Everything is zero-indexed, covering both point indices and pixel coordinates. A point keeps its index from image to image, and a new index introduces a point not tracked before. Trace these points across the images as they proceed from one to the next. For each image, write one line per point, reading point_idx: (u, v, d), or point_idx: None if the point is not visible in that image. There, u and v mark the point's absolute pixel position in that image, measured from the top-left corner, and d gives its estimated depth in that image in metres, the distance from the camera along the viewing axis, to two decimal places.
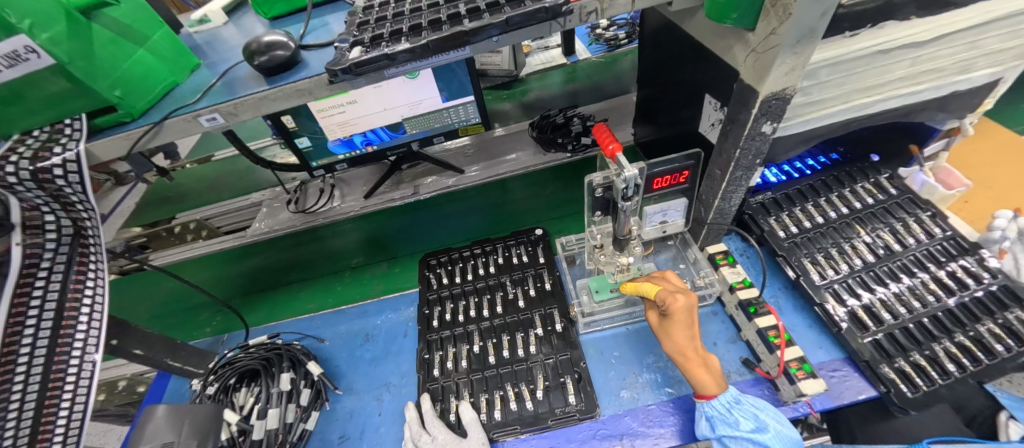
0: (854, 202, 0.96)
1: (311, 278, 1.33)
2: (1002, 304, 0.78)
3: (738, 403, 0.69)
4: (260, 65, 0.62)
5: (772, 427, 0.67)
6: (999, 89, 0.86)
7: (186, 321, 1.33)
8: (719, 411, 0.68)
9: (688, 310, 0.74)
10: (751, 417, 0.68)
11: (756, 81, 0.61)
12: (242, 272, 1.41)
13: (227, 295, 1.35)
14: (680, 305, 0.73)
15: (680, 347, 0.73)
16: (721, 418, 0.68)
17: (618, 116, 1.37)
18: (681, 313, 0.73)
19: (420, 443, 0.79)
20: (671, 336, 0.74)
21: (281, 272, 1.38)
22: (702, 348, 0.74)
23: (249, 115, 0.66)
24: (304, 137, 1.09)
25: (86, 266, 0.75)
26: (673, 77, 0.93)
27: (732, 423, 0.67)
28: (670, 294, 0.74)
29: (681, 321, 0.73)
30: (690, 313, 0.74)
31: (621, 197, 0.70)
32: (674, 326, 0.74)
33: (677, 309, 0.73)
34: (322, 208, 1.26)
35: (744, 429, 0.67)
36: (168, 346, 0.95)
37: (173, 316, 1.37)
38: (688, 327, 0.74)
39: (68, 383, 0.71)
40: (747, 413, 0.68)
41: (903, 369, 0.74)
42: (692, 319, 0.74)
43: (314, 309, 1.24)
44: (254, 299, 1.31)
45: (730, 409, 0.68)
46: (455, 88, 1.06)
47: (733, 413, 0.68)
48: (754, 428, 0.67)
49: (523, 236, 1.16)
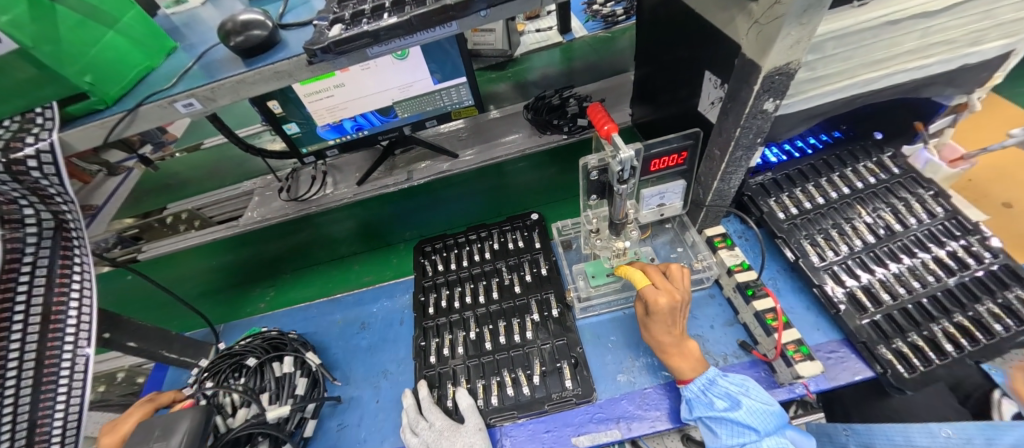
0: (855, 182, 0.94)
1: (355, 253, 1.34)
2: (1003, 283, 0.77)
3: (712, 384, 0.70)
4: (236, 46, 0.59)
5: (745, 403, 0.67)
6: (1012, 61, 0.83)
7: (234, 300, 1.31)
8: (695, 394, 0.70)
9: (671, 310, 0.72)
10: (725, 396, 0.69)
11: (757, 55, 0.58)
12: (275, 255, 1.38)
13: (276, 268, 1.35)
14: (662, 307, 0.71)
15: (658, 339, 0.75)
16: (698, 401, 0.70)
17: (615, 95, 1.34)
18: (663, 314, 0.72)
19: (418, 429, 0.79)
20: (652, 333, 0.75)
21: (325, 248, 1.37)
22: (682, 338, 0.74)
23: (228, 100, 0.63)
24: (292, 123, 1.06)
25: (70, 260, 0.73)
26: (673, 54, 0.90)
27: (706, 404, 0.69)
28: (652, 295, 0.72)
29: (662, 321, 0.73)
30: (674, 313, 0.72)
31: (617, 180, 0.68)
32: (654, 325, 0.74)
33: (659, 311, 0.71)
34: (315, 196, 1.24)
35: (718, 408, 0.68)
36: (163, 338, 0.95)
37: (219, 293, 1.35)
38: (670, 326, 0.73)
39: (62, 377, 0.71)
40: (721, 392, 0.69)
41: (901, 350, 0.74)
42: (675, 319, 0.72)
43: (371, 280, 1.26)
44: (308, 273, 1.32)
45: (705, 391, 0.70)
46: (448, 70, 1.02)
47: (708, 395, 0.70)
48: (727, 407, 0.68)
49: (519, 220, 1.14)
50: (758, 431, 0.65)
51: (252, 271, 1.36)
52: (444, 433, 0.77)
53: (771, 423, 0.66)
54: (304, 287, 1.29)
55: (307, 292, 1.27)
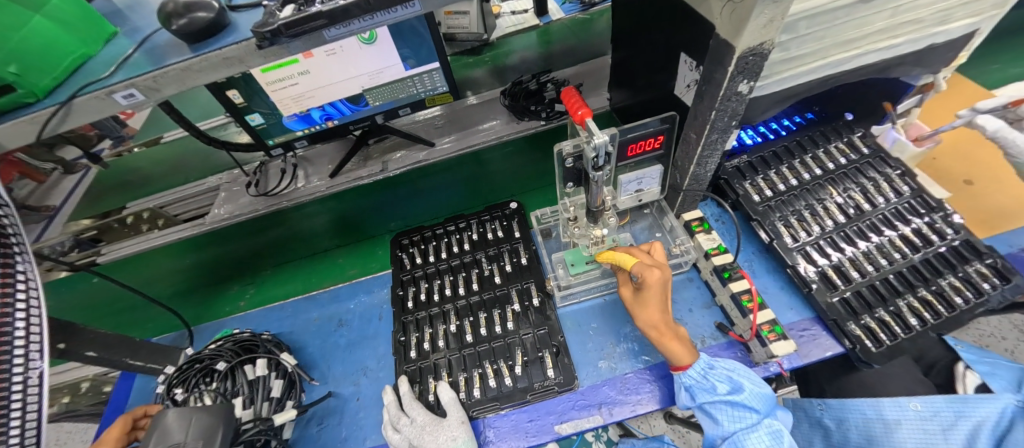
0: (827, 163, 0.95)
1: (336, 246, 1.35)
2: (964, 257, 0.80)
3: (711, 368, 0.69)
4: (178, 30, 0.54)
5: (748, 386, 0.67)
6: (975, 41, 0.85)
7: (214, 299, 1.30)
8: (696, 380, 0.69)
9: (663, 285, 0.73)
10: (726, 379, 0.69)
11: (732, 35, 0.57)
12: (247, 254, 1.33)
13: (253, 267, 1.33)
14: (656, 280, 0.72)
15: (652, 324, 0.73)
16: (699, 387, 0.69)
17: (593, 80, 1.33)
18: (658, 288, 0.72)
19: (399, 426, 0.78)
20: (647, 315, 0.73)
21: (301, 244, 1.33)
22: (672, 321, 0.74)
23: (174, 90, 0.58)
24: (256, 113, 1.00)
25: (13, 265, 0.65)
26: (649, 36, 0.88)
27: (709, 389, 0.68)
28: (645, 268, 0.72)
29: (657, 297, 0.72)
30: (665, 287, 0.73)
31: (592, 166, 0.66)
32: (650, 303, 0.72)
33: (653, 283, 0.72)
34: (286, 190, 1.19)
35: (720, 393, 0.68)
36: (126, 345, 0.91)
37: (194, 293, 1.32)
38: (663, 304, 0.73)
39: (14, 391, 0.61)
40: (721, 376, 0.69)
41: (868, 326, 0.76)
42: (667, 294, 0.73)
43: (356, 273, 1.27)
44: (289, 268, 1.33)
45: (706, 376, 0.69)
46: (422, 55, 0.98)
47: (709, 380, 0.69)
48: (730, 390, 0.68)
49: (498, 210, 1.12)
50: (759, 413, 0.67)
51: (225, 270, 1.32)
52: (426, 428, 0.76)
53: (767, 404, 0.68)
54: (286, 284, 1.30)
55: (290, 288, 1.28)
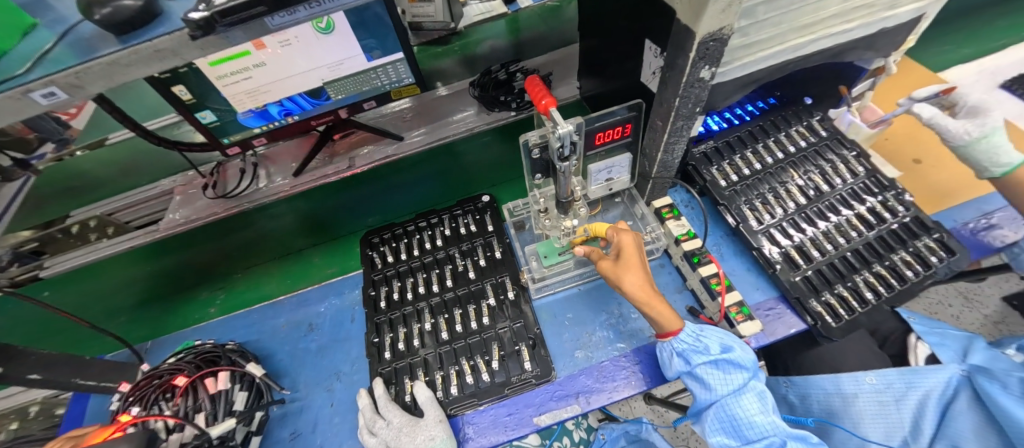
0: (788, 146, 0.98)
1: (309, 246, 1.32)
2: (914, 233, 0.84)
3: (702, 330, 0.72)
4: (101, 20, 0.49)
5: (738, 345, 0.70)
6: (922, 25, 0.89)
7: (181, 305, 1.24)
8: (688, 343, 0.70)
9: (638, 248, 0.77)
10: (717, 340, 0.71)
11: (692, 20, 0.57)
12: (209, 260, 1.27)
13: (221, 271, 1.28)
14: (631, 242, 0.77)
15: (639, 288, 0.73)
16: (692, 350, 0.70)
17: (562, 69, 1.32)
18: (635, 249, 0.76)
19: (375, 429, 0.76)
20: (632, 278, 0.74)
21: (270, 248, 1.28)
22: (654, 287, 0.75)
23: (100, 86, 0.54)
24: (207, 110, 0.94)
25: None
26: (615, 24, 0.87)
27: (702, 350, 0.70)
28: (619, 232, 0.79)
29: (636, 259, 0.75)
30: (640, 250, 0.77)
31: (558, 157, 0.66)
32: (631, 265, 0.74)
33: (630, 244, 0.76)
34: (246, 191, 1.13)
35: (714, 353, 0.69)
36: (73, 365, 0.85)
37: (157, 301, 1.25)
38: (643, 267, 0.76)
39: None
40: (712, 337, 0.71)
41: (829, 302, 0.80)
42: (644, 257, 0.77)
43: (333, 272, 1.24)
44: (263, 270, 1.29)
45: (698, 338, 0.71)
46: (386, 46, 0.94)
47: (701, 342, 0.71)
48: (724, 348, 0.70)
49: (470, 204, 1.10)
50: (747, 371, 0.69)
51: (188, 277, 1.26)
52: (403, 429, 0.74)
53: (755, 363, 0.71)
54: (258, 287, 1.24)
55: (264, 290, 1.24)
